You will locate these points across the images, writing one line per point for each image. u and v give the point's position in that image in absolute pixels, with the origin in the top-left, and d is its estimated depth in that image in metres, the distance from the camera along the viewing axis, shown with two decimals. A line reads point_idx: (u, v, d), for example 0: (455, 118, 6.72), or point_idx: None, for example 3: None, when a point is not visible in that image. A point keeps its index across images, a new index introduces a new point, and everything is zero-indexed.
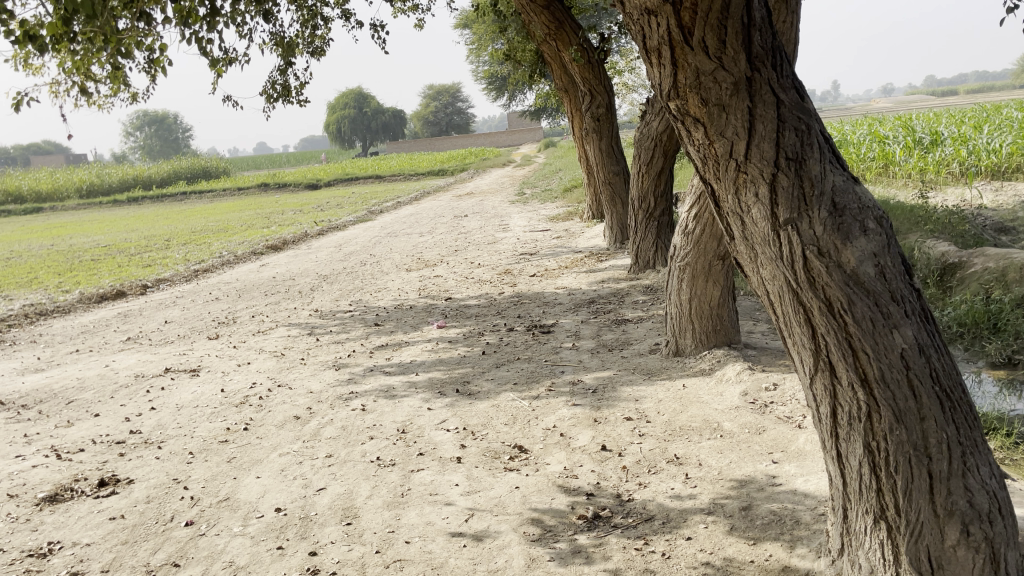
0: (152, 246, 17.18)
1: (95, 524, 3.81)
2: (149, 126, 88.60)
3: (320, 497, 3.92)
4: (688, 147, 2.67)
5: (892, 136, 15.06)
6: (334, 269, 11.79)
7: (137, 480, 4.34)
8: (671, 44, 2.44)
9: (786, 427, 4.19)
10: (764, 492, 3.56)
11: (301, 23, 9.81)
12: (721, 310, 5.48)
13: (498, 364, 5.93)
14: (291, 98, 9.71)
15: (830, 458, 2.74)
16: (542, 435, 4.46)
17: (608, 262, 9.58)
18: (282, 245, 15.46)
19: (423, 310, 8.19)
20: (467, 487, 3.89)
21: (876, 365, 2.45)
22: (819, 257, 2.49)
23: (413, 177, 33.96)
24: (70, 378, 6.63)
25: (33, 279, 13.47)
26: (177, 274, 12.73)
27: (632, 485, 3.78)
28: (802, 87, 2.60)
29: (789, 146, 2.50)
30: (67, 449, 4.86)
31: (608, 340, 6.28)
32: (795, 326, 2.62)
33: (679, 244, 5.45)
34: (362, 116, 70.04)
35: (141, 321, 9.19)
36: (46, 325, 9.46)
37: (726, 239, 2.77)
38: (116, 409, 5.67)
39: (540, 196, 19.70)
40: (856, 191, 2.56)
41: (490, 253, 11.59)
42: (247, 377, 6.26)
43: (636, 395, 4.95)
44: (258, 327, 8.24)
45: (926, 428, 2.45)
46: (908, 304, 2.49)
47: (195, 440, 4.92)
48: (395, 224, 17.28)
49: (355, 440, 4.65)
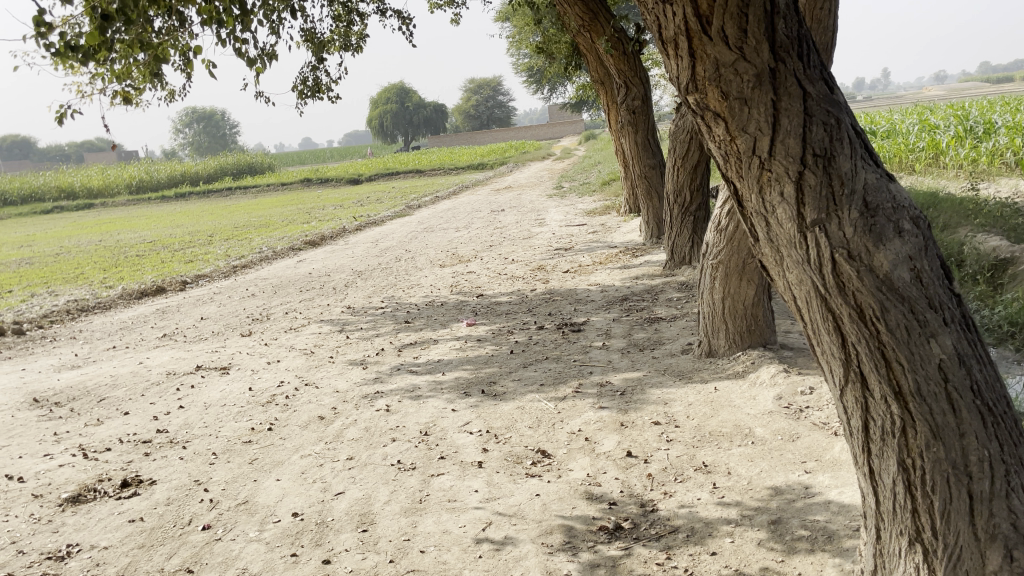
0: (195, 242, 17.44)
1: (114, 527, 3.80)
2: (197, 122, 90.26)
3: (338, 502, 3.86)
4: (708, 143, 2.52)
5: (943, 124, 14.55)
6: (369, 264, 11.80)
7: (160, 481, 4.32)
8: (687, 34, 2.30)
9: (822, 434, 4.00)
10: (797, 504, 3.38)
11: (335, 19, 9.79)
12: (756, 310, 5.30)
13: (526, 364, 5.81)
14: (323, 95, 9.70)
15: (861, 475, 2.57)
16: (567, 439, 4.34)
17: (642, 257, 9.41)
18: (320, 240, 15.53)
19: (454, 307, 8.12)
20: (487, 494, 3.78)
21: (911, 377, 2.29)
22: (849, 260, 2.32)
23: (453, 171, 33.94)
24: (103, 375, 6.69)
25: (79, 274, 13.75)
26: (217, 269, 12.88)
27: (657, 494, 3.64)
28: (832, 78, 2.43)
29: (816, 142, 2.33)
30: (94, 448, 4.89)
31: (639, 339, 6.13)
32: (823, 333, 2.45)
33: (713, 242, 5.29)
34: (403, 110, 70.35)
35: (178, 317, 9.27)
36: (86, 320, 9.61)
37: (750, 241, 2.61)
38: (145, 407, 5.69)
39: (577, 190, 19.52)
40: (890, 189, 2.39)
41: (524, 248, 11.48)
42: (275, 375, 6.24)
43: (665, 398, 4.80)
44: (290, 324, 8.25)
45: (966, 444, 2.28)
46: (946, 311, 2.31)
47: (219, 439, 4.90)
48: (432, 219, 17.25)
49: (377, 442, 4.58)
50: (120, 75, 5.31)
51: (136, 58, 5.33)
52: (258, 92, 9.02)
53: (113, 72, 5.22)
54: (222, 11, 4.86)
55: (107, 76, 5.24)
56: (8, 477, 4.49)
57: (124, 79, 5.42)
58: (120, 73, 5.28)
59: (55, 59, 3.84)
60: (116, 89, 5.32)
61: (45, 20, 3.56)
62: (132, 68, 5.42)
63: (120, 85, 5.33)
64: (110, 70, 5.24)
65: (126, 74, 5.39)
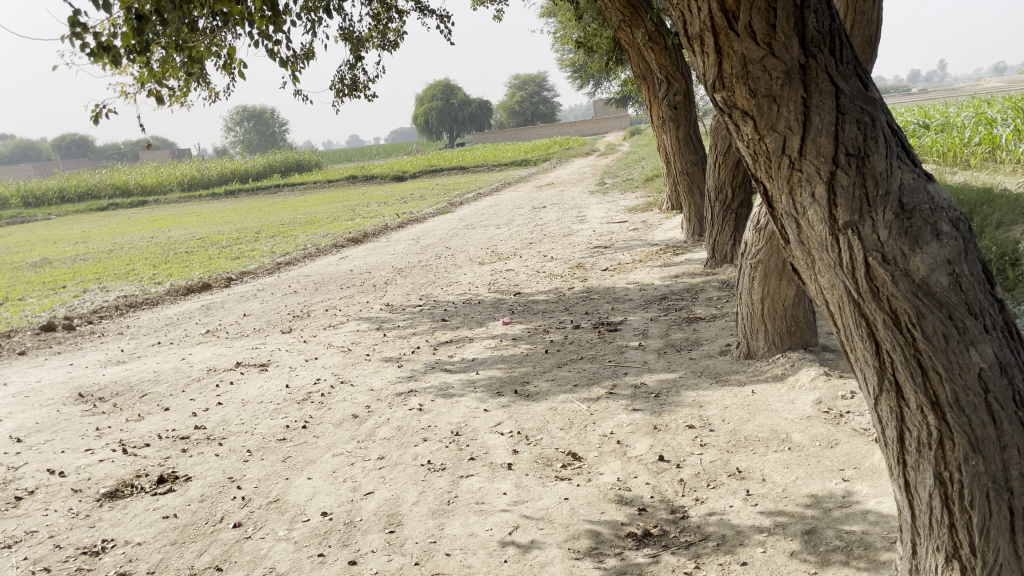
0: (241, 239, 17.71)
1: (148, 523, 3.85)
2: (247, 121, 92.02)
3: (366, 502, 3.86)
4: (737, 142, 2.43)
5: (1001, 117, 14.06)
6: (410, 262, 11.83)
7: (194, 477, 4.38)
8: (713, 30, 2.22)
9: (862, 440, 3.88)
10: (833, 513, 3.27)
11: (374, 17, 9.84)
12: (797, 311, 5.17)
13: (560, 364, 5.76)
14: (360, 94, 9.76)
15: (897, 487, 2.47)
16: (598, 442, 4.28)
17: (683, 255, 9.27)
18: (362, 237, 15.65)
19: (491, 305, 8.10)
20: (516, 497, 3.75)
21: (949, 386, 2.18)
22: (883, 264, 2.21)
23: (498, 168, 33.96)
24: (146, 371, 6.81)
25: (130, 271, 14.03)
26: (261, 266, 13.04)
27: (688, 500, 3.56)
28: (867, 73, 2.33)
29: (849, 140, 2.24)
30: (133, 444, 4.98)
31: (676, 340, 6.03)
32: (857, 340, 2.36)
33: (751, 240, 5.18)
34: (448, 107, 70.63)
35: (222, 314, 9.41)
36: (134, 317, 9.80)
37: (781, 243, 2.52)
38: (185, 403, 5.78)
39: (619, 186, 19.34)
40: (928, 189, 2.28)
41: (564, 246, 11.39)
42: (312, 373, 6.28)
43: (700, 401, 4.71)
44: (329, 321, 8.31)
45: (1008, 458, 2.17)
46: (988, 317, 2.20)
47: (255, 437, 4.94)
48: (474, 215, 17.27)
49: (408, 442, 4.58)
50: (156, 74, 5.40)
51: (170, 58, 5.41)
52: (296, 90, 9.12)
53: (148, 72, 5.31)
54: (255, 13, 4.91)
55: (143, 76, 5.33)
56: (49, 472, 4.60)
57: (160, 77, 5.52)
58: (155, 73, 5.38)
59: (89, 59, 3.92)
60: (150, 87, 5.41)
61: (80, 22, 3.64)
62: (167, 68, 5.52)
63: (155, 84, 5.43)
64: (147, 69, 5.32)
65: (161, 73, 5.48)
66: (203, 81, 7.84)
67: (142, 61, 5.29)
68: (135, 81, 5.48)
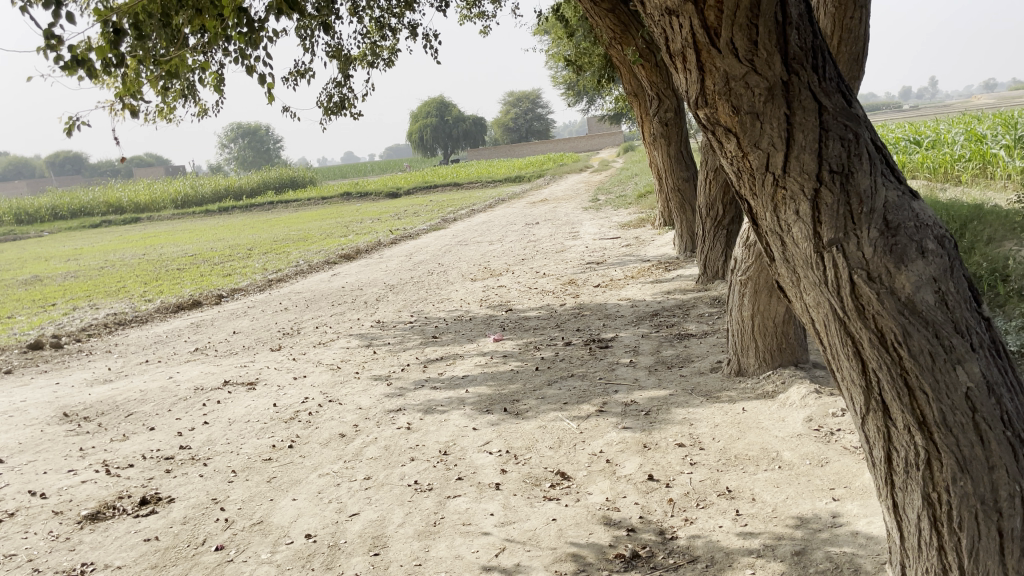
0: (234, 256, 17.64)
1: (129, 546, 3.79)
2: (241, 138, 92.09)
3: (351, 523, 3.80)
4: (721, 159, 2.41)
5: (990, 134, 14.14)
6: (401, 278, 11.79)
7: (178, 498, 4.32)
8: (695, 47, 2.20)
9: (852, 459, 3.84)
10: (822, 534, 3.22)
11: (365, 35, 9.89)
12: (787, 327, 5.14)
13: (550, 381, 5.71)
14: (347, 111, 9.76)
15: (885, 508, 2.44)
16: (587, 461, 4.24)
17: (675, 272, 9.26)
18: (355, 254, 15.60)
19: (482, 322, 8.05)
20: (502, 517, 3.69)
21: (935, 406, 2.15)
22: (868, 282, 2.19)
23: (491, 184, 34.00)
24: (133, 390, 6.74)
25: (121, 288, 13.96)
26: (253, 283, 12.98)
27: (677, 520, 3.51)
28: (850, 90, 2.31)
29: (832, 157, 2.22)
30: (117, 464, 4.91)
31: (667, 356, 6.00)
32: (843, 359, 2.32)
33: (741, 256, 5.14)
34: (443, 124, 70.84)
35: (211, 331, 9.34)
36: (122, 335, 9.72)
37: (766, 261, 2.49)
38: (171, 423, 5.72)
39: (612, 203, 19.37)
40: (912, 206, 2.25)
41: (557, 262, 11.38)
42: (301, 391, 6.22)
43: (690, 418, 4.67)
44: (320, 338, 8.26)
45: (996, 478, 2.14)
46: (974, 335, 2.17)
47: (240, 457, 4.88)
48: (467, 232, 17.25)
49: (396, 461, 4.52)
50: (133, 90, 5.38)
51: (151, 74, 5.40)
52: (285, 107, 9.13)
53: (125, 85, 5.28)
54: (235, 31, 4.90)
55: (119, 90, 5.30)
56: (31, 493, 4.53)
57: (140, 92, 5.49)
58: (135, 88, 5.36)
59: (61, 72, 3.91)
60: (126, 102, 5.38)
61: (55, 34, 3.66)
62: (147, 82, 5.50)
63: (133, 99, 5.40)
64: (126, 82, 5.29)
65: (140, 89, 5.46)
66: (192, 97, 7.84)
67: (119, 76, 5.27)
68: (112, 96, 5.46)
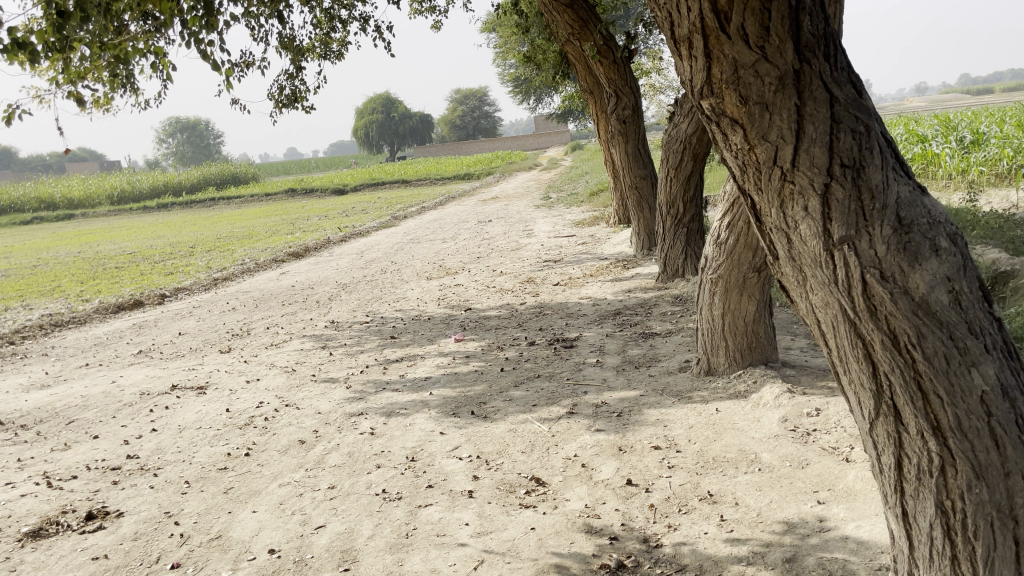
0: (176, 254, 17.04)
1: (76, 565, 3.52)
2: (180, 132, 89.53)
3: (318, 537, 3.60)
4: (724, 152, 2.30)
5: (932, 134, 14.47)
6: (354, 277, 11.51)
7: (128, 512, 4.04)
8: (703, 33, 2.09)
9: (832, 460, 3.79)
10: (811, 540, 3.15)
11: (316, 26, 9.59)
12: (757, 326, 5.08)
13: (517, 383, 5.56)
14: (300, 105, 9.47)
15: (893, 515, 2.37)
16: (562, 466, 4.10)
17: (634, 269, 9.22)
18: (303, 251, 15.22)
19: (441, 321, 7.87)
20: (478, 527, 3.53)
21: (950, 411, 2.07)
22: (881, 282, 2.09)
23: (440, 182, 33.72)
24: (74, 396, 6.37)
25: (56, 287, 13.34)
26: (197, 282, 12.52)
27: (660, 527, 3.40)
28: (860, 82, 2.22)
29: (844, 151, 2.12)
30: (59, 476, 4.60)
31: (634, 356, 5.91)
32: (851, 361, 2.23)
33: (711, 255, 5.04)
34: (389, 121, 70.16)
35: (155, 333, 8.95)
36: (59, 336, 9.24)
37: (769, 259, 2.38)
38: (116, 430, 5.39)
39: (564, 201, 19.34)
40: (924, 202, 2.16)
41: (513, 260, 11.24)
42: (254, 396, 5.95)
43: (664, 420, 4.58)
44: (272, 339, 7.96)
45: (1012, 484, 2.07)
46: (988, 337, 2.10)
47: (193, 466, 4.62)
48: (418, 229, 16.97)
49: (361, 469, 4.32)
50: (77, 77, 5.07)
51: (96, 59, 5.08)
52: (234, 101, 8.81)
53: (68, 71, 4.96)
54: (187, 13, 4.63)
55: (62, 77, 4.99)
56: None
57: (83, 79, 5.16)
58: (78, 74, 5.04)
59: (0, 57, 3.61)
60: (70, 90, 5.06)
61: None
62: (91, 69, 5.18)
63: (77, 86, 5.09)
64: (68, 68, 4.97)
65: (84, 75, 5.14)
66: (133, 87, 7.49)
67: (62, 61, 4.95)
68: (52, 83, 5.13)
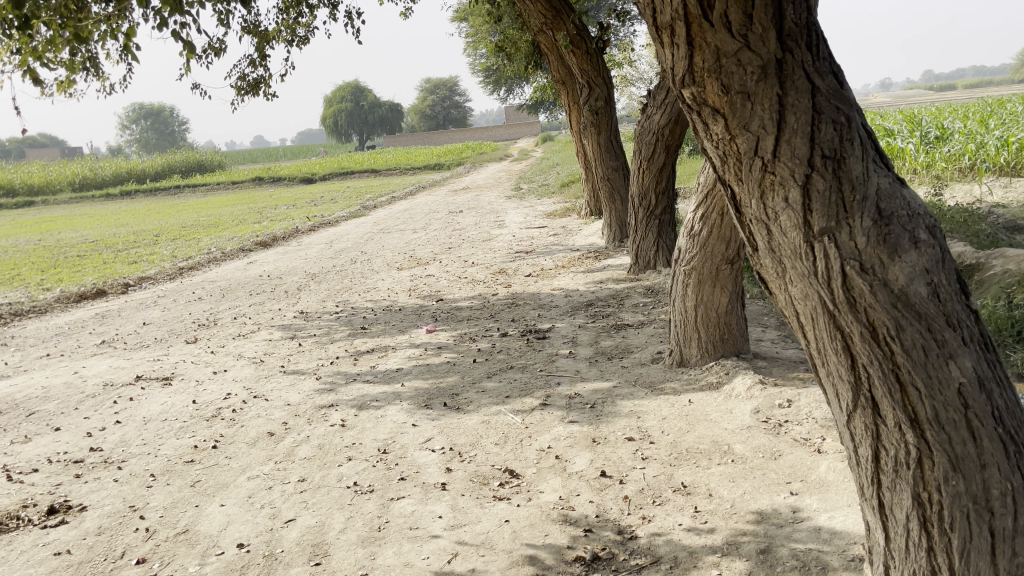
0: (139, 242, 16.73)
1: (37, 561, 3.42)
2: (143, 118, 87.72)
3: (288, 530, 3.53)
4: (704, 142, 2.27)
5: (898, 129, 14.63)
6: (322, 267, 11.39)
7: (91, 507, 3.94)
8: (686, 20, 2.06)
9: (804, 451, 3.81)
10: (784, 530, 3.16)
11: (282, 11, 9.44)
12: (729, 318, 5.10)
13: (489, 374, 5.52)
14: (264, 91, 9.32)
15: (870, 507, 2.38)
16: (536, 458, 4.08)
17: (606, 261, 9.21)
18: (271, 241, 15.02)
19: (412, 312, 7.80)
20: (451, 520, 3.50)
21: (928, 404, 2.07)
22: (861, 273, 2.09)
23: (410, 172, 33.48)
24: (35, 387, 6.22)
25: (15, 276, 13.02)
26: (161, 271, 12.30)
27: (635, 519, 3.39)
28: (841, 72, 2.20)
29: (825, 142, 2.10)
30: (19, 469, 4.47)
31: (606, 347, 5.90)
32: (830, 354, 2.22)
33: (684, 247, 5.03)
34: (358, 109, 69.51)
35: (119, 322, 8.76)
36: (18, 326, 9.01)
37: (748, 251, 2.36)
38: (78, 423, 5.26)
39: (535, 191, 19.31)
40: (903, 194, 2.16)
41: (484, 251, 11.19)
42: (222, 387, 5.85)
43: (637, 411, 4.57)
44: (239, 329, 7.84)
45: (988, 477, 2.08)
46: (965, 329, 2.10)
47: (159, 459, 4.52)
48: (388, 219, 16.81)
49: (331, 462, 4.26)
50: (36, 55, 4.93)
51: (56, 38, 4.94)
52: (196, 85, 8.65)
53: (27, 48, 4.83)
54: None
55: (21, 55, 4.85)
56: None
57: (43, 58, 5.03)
58: (38, 52, 4.91)
59: None
60: (29, 69, 4.93)
61: None
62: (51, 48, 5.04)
63: (36, 65, 4.96)
64: (27, 45, 4.84)
65: (43, 54, 5.00)
66: (94, 70, 7.31)
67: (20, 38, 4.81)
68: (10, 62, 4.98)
